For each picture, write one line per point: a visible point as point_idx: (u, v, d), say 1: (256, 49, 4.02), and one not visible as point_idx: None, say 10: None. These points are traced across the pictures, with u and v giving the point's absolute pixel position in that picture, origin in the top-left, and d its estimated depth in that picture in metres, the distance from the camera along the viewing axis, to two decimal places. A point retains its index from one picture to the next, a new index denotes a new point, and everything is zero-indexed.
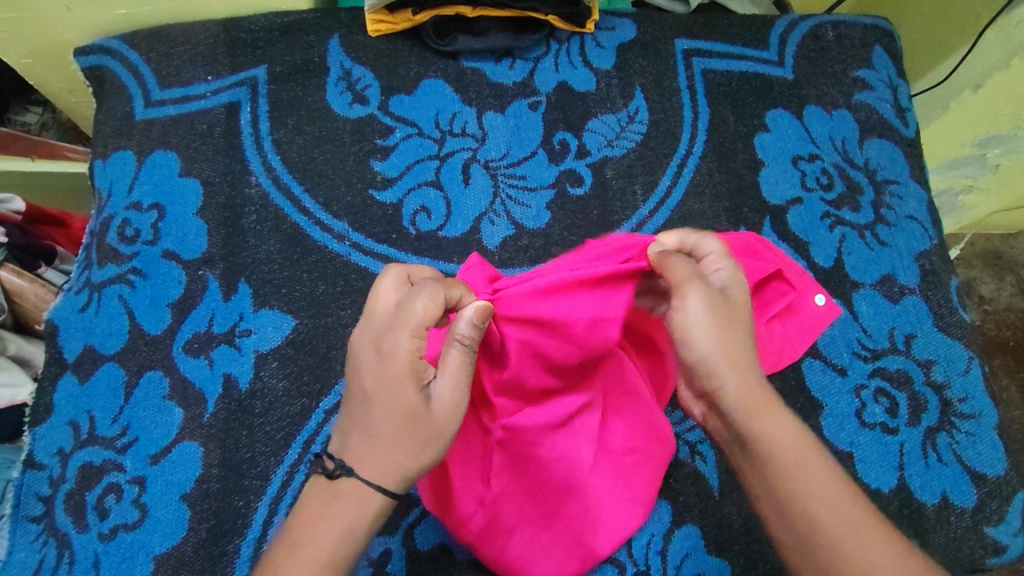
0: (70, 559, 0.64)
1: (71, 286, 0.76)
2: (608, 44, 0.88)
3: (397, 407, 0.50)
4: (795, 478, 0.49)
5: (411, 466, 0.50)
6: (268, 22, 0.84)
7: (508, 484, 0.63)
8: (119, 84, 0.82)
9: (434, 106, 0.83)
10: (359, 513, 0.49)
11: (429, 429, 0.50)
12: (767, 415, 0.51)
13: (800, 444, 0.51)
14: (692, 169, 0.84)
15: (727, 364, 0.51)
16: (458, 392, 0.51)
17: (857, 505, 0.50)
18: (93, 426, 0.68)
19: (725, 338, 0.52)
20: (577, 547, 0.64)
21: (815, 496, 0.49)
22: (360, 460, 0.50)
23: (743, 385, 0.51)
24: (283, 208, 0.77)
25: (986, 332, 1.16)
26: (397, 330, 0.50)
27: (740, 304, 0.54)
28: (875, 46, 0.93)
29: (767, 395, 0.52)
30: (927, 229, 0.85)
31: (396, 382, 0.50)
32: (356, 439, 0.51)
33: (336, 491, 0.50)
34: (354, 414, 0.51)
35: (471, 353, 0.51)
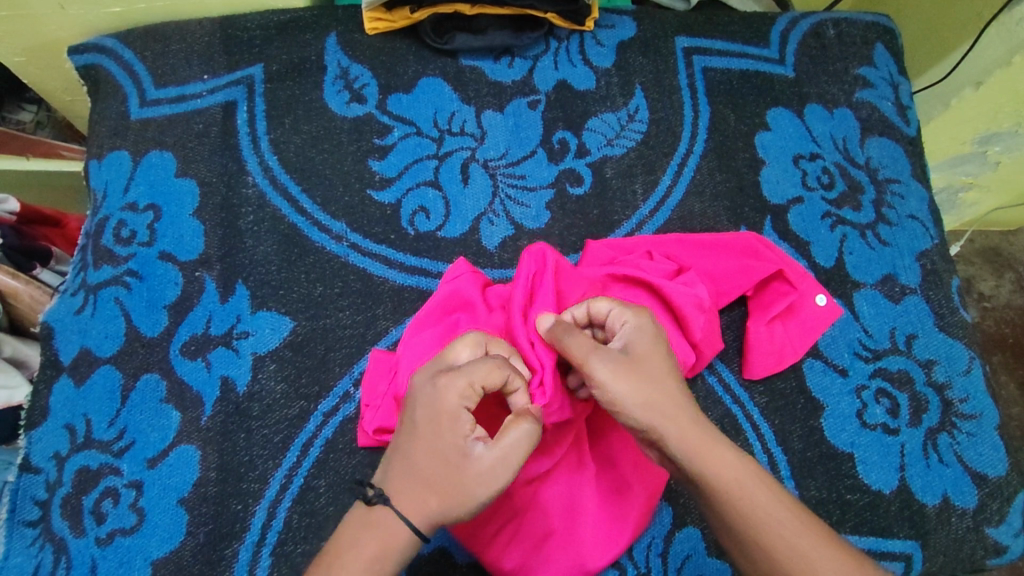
0: (67, 564, 0.64)
1: (66, 288, 0.75)
2: (607, 42, 0.88)
3: (441, 451, 0.51)
4: (750, 517, 0.51)
5: (440, 515, 0.50)
6: (264, 21, 0.83)
7: (518, 496, 0.64)
8: (113, 83, 0.81)
9: (432, 105, 0.83)
10: (388, 542, 0.50)
11: (464, 484, 0.50)
12: (712, 456, 0.52)
13: (750, 478, 0.52)
14: (692, 168, 0.83)
15: (663, 414, 0.53)
16: (501, 465, 0.51)
17: (808, 519, 0.52)
18: (89, 429, 0.68)
19: (654, 388, 0.54)
20: (577, 558, 0.63)
21: (764, 513, 0.51)
22: (396, 493, 0.51)
23: (679, 428, 0.53)
24: (280, 209, 0.77)
25: (985, 330, 1.15)
26: (457, 380, 0.51)
27: (648, 354, 0.55)
28: (876, 44, 0.92)
29: (709, 436, 0.53)
30: (928, 228, 0.85)
31: (448, 427, 0.51)
32: (396, 471, 0.52)
33: (373, 519, 0.51)
34: (399, 449, 0.52)
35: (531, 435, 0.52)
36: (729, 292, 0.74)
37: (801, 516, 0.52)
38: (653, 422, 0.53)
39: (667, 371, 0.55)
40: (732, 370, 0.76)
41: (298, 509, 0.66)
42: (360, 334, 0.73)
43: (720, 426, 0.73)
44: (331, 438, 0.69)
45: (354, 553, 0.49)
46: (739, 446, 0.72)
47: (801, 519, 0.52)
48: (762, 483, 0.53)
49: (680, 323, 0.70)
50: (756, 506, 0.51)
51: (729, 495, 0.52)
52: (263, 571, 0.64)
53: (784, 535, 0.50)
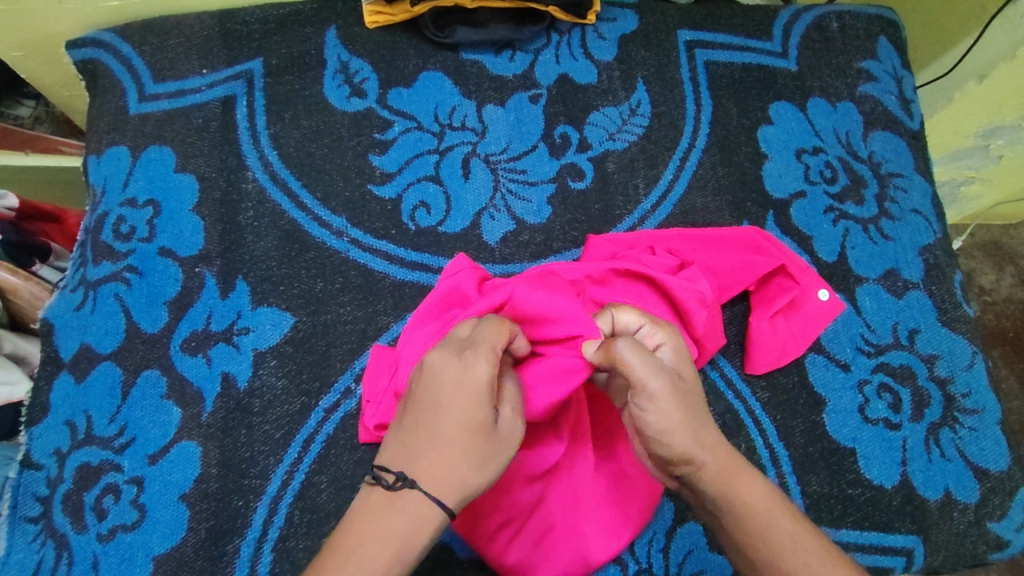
0: (69, 560, 0.64)
1: (65, 284, 0.75)
2: (609, 35, 0.87)
3: (476, 420, 0.51)
4: (771, 543, 0.52)
5: (474, 487, 0.51)
6: (263, 15, 0.83)
7: (519, 493, 0.64)
8: (112, 78, 0.80)
9: (433, 99, 0.82)
10: (416, 526, 0.48)
11: (499, 448, 0.52)
12: (741, 484, 0.53)
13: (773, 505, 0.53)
14: (694, 162, 0.83)
15: (701, 445, 0.52)
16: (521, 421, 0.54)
17: (829, 549, 0.52)
18: (90, 425, 0.67)
19: (695, 416, 0.53)
20: (581, 554, 0.63)
21: (785, 541, 0.52)
22: (428, 478, 0.49)
23: (717, 460, 0.53)
24: (280, 204, 0.76)
25: (986, 324, 1.15)
26: (480, 348, 0.53)
27: (692, 382, 0.55)
28: (879, 37, 0.92)
29: (739, 464, 0.54)
30: (931, 222, 0.84)
31: (477, 394, 0.52)
32: (427, 449, 0.50)
33: (396, 505, 0.49)
34: (426, 428, 0.51)
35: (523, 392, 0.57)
36: (731, 287, 0.73)
37: (822, 545, 0.52)
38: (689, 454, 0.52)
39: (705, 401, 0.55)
40: (735, 366, 0.75)
41: (300, 505, 0.66)
42: (360, 330, 0.73)
43: (722, 421, 0.73)
44: (332, 435, 0.68)
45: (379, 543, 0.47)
46: (740, 442, 0.72)
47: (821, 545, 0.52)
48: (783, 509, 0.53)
49: (682, 317, 0.69)
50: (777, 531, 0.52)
51: (753, 521, 0.52)
52: (265, 567, 0.64)
53: (808, 565, 0.51)
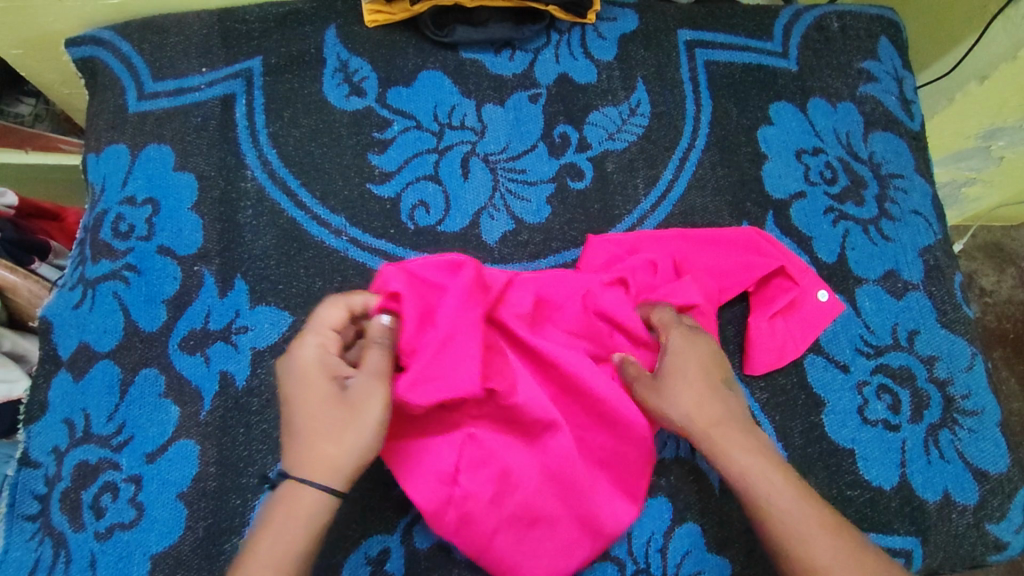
0: (67, 558, 0.64)
1: (64, 282, 0.75)
2: (609, 34, 0.87)
3: (319, 398, 0.55)
4: (758, 501, 0.56)
5: (340, 458, 0.54)
6: (262, 13, 0.83)
7: (471, 482, 0.63)
8: (111, 76, 0.80)
9: (432, 98, 0.82)
10: (295, 509, 0.52)
11: (349, 413, 0.54)
12: (727, 450, 0.58)
13: (771, 468, 0.57)
14: (694, 162, 0.83)
15: (704, 415, 0.59)
16: (371, 379, 0.56)
17: (812, 513, 0.55)
18: (88, 424, 0.67)
19: (693, 390, 0.60)
20: (561, 548, 0.64)
21: (771, 500, 0.56)
22: (297, 465, 0.54)
23: (702, 426, 0.59)
24: (279, 202, 0.76)
25: (986, 325, 1.15)
26: (305, 335, 0.58)
27: (680, 365, 0.62)
28: (880, 38, 0.91)
29: (729, 429, 0.59)
30: (932, 224, 0.84)
31: (314, 374, 0.56)
32: (291, 443, 0.55)
33: (279, 499, 0.53)
34: (286, 422, 0.56)
35: (387, 355, 0.58)
36: (731, 288, 0.73)
37: (809, 507, 0.56)
38: (691, 425, 0.59)
39: (699, 378, 0.61)
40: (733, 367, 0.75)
41: None
42: None
43: None
44: None
45: (272, 536, 0.51)
46: None
47: (805, 509, 0.55)
48: (783, 471, 0.57)
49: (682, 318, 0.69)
50: (769, 494, 0.56)
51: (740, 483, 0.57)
52: None
53: (793, 523, 0.55)
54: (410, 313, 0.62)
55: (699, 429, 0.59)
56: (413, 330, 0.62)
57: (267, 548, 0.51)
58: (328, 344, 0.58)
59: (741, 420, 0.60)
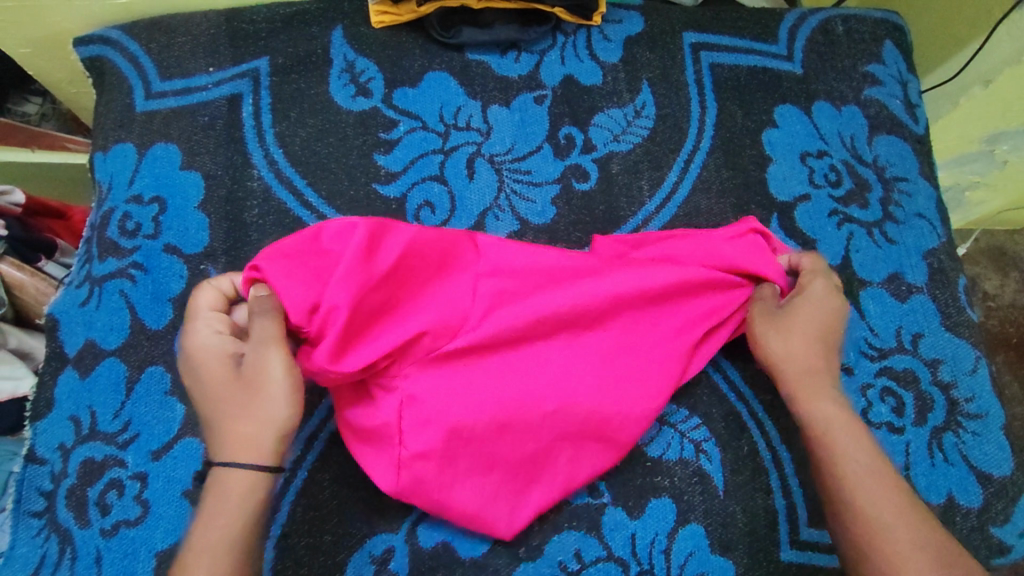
0: (72, 554, 0.64)
1: (71, 280, 0.75)
2: (614, 37, 0.87)
3: (218, 381, 0.56)
4: (830, 442, 0.62)
5: (256, 432, 0.55)
6: (269, 14, 0.83)
7: (414, 440, 0.61)
8: (118, 75, 0.80)
9: (438, 98, 0.82)
10: (226, 493, 0.54)
11: (251, 388, 0.56)
12: (816, 395, 0.64)
13: (852, 425, 0.63)
14: (698, 165, 0.83)
15: (801, 360, 0.66)
16: (257, 347, 0.56)
17: (879, 469, 0.60)
18: (94, 421, 0.68)
19: (806, 339, 0.67)
20: (522, 496, 0.65)
21: (843, 443, 0.61)
22: (218, 450, 0.55)
23: (798, 369, 0.66)
24: (285, 202, 0.77)
25: (989, 329, 1.15)
26: (190, 326, 0.59)
27: (803, 313, 0.68)
28: (885, 41, 0.92)
29: (822, 383, 0.65)
30: (936, 227, 0.84)
31: (210, 359, 0.57)
32: (209, 430, 0.57)
33: (210, 488, 0.54)
34: (201, 413, 0.58)
35: (264, 317, 0.57)
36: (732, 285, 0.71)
37: (878, 463, 0.60)
38: (789, 367, 0.66)
39: (814, 331, 0.67)
40: (738, 369, 0.75)
41: (302, 502, 0.66)
42: None
43: (725, 425, 0.72)
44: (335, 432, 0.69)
45: (206, 524, 0.53)
46: (744, 444, 0.72)
47: (874, 462, 0.60)
48: (862, 433, 0.62)
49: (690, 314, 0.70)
50: (842, 446, 0.61)
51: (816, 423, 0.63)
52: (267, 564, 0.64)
53: (858, 468, 0.60)
54: (288, 280, 0.58)
55: (794, 371, 0.66)
56: (299, 296, 0.58)
57: (200, 535, 0.52)
58: (217, 326, 0.59)
59: (834, 381, 0.66)
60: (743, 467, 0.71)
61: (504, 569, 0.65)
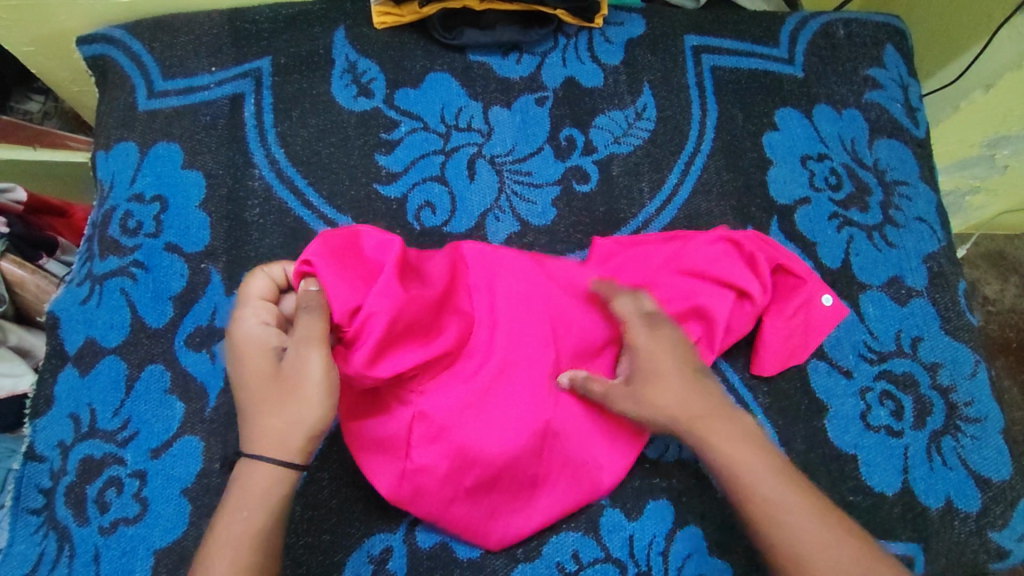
0: (71, 552, 0.64)
1: (72, 278, 0.75)
2: (616, 39, 0.87)
3: (260, 372, 0.55)
4: (740, 485, 0.56)
5: (286, 430, 0.53)
6: (272, 14, 0.83)
7: (420, 453, 0.62)
8: (121, 74, 0.81)
9: (439, 100, 0.82)
10: (252, 487, 0.53)
11: (289, 384, 0.54)
12: (714, 433, 0.57)
13: (757, 456, 0.57)
14: (699, 167, 0.83)
15: (688, 408, 0.58)
16: (299, 345, 0.54)
17: (793, 495, 0.55)
18: (93, 418, 0.68)
19: (672, 385, 0.59)
20: (522, 509, 0.66)
21: (756, 481, 0.55)
22: (249, 443, 0.54)
23: (682, 416, 0.58)
24: (286, 201, 0.77)
25: (989, 333, 1.15)
26: (240, 313, 0.59)
27: (661, 365, 0.60)
28: (886, 45, 0.92)
29: (712, 416, 0.58)
30: (936, 231, 0.84)
31: (252, 351, 0.56)
32: (244, 421, 0.55)
33: (236, 479, 0.54)
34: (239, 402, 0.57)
35: (309, 315, 0.55)
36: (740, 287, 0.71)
37: (792, 488, 0.55)
38: (675, 423, 0.59)
39: (677, 371, 0.60)
40: (738, 370, 0.75)
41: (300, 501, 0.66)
42: None
43: None
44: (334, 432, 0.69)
45: (230, 516, 0.52)
46: None
47: (789, 489, 0.55)
48: (770, 461, 0.57)
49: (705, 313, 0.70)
50: (755, 486, 0.55)
51: (720, 466, 0.57)
52: None
53: (774, 506, 0.55)
54: (338, 278, 0.57)
55: (682, 424, 0.58)
56: (346, 294, 0.57)
57: (226, 527, 0.52)
58: (263, 316, 0.58)
59: (724, 408, 0.59)
60: None
61: (502, 569, 0.65)
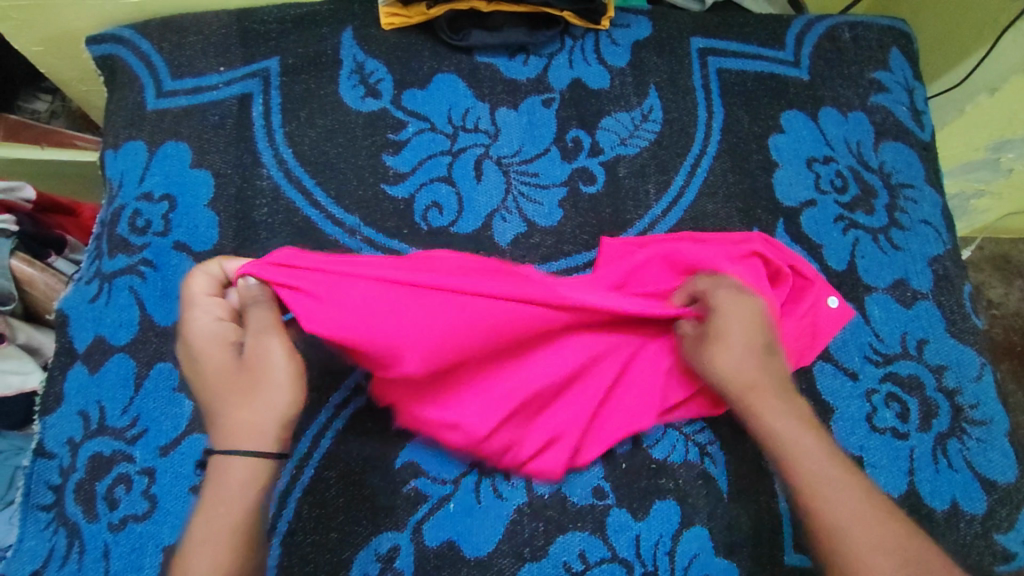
0: (80, 548, 0.64)
1: (81, 276, 0.75)
2: (622, 41, 0.88)
3: (220, 366, 0.56)
4: (788, 450, 0.58)
5: (256, 417, 0.54)
6: (281, 14, 0.84)
7: (499, 388, 0.65)
8: (130, 73, 0.81)
9: (446, 100, 0.83)
10: (229, 481, 0.53)
11: (253, 372, 0.56)
12: (766, 401, 0.60)
13: (804, 429, 0.58)
14: (705, 169, 0.83)
15: (744, 374, 0.61)
16: (257, 334, 0.57)
17: (838, 467, 0.57)
18: (103, 416, 0.68)
19: (740, 352, 0.61)
20: (584, 447, 0.68)
21: (802, 447, 0.57)
22: (218, 438, 0.54)
23: (742, 382, 0.61)
24: (294, 201, 0.77)
25: (993, 337, 1.15)
26: (188, 312, 0.60)
27: (731, 332, 0.62)
28: (891, 48, 0.92)
29: (766, 387, 0.60)
30: (941, 234, 0.85)
31: (210, 346, 0.57)
32: (210, 418, 0.56)
33: (211, 477, 0.53)
34: (201, 401, 0.57)
35: (264, 308, 0.58)
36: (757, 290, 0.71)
37: (835, 459, 0.57)
38: (739, 386, 0.61)
39: (754, 341, 0.62)
40: None
41: (308, 499, 0.66)
42: None
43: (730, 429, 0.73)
44: (343, 431, 0.69)
45: (210, 511, 0.52)
46: (748, 448, 0.72)
47: (835, 461, 0.57)
48: (815, 433, 0.59)
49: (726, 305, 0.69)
50: (802, 453, 0.57)
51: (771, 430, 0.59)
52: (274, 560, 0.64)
53: (819, 472, 0.56)
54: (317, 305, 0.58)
55: (738, 388, 0.61)
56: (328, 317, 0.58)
57: (206, 524, 0.51)
58: (216, 313, 0.60)
59: (779, 383, 0.61)
60: (747, 470, 0.71)
61: (509, 569, 0.65)
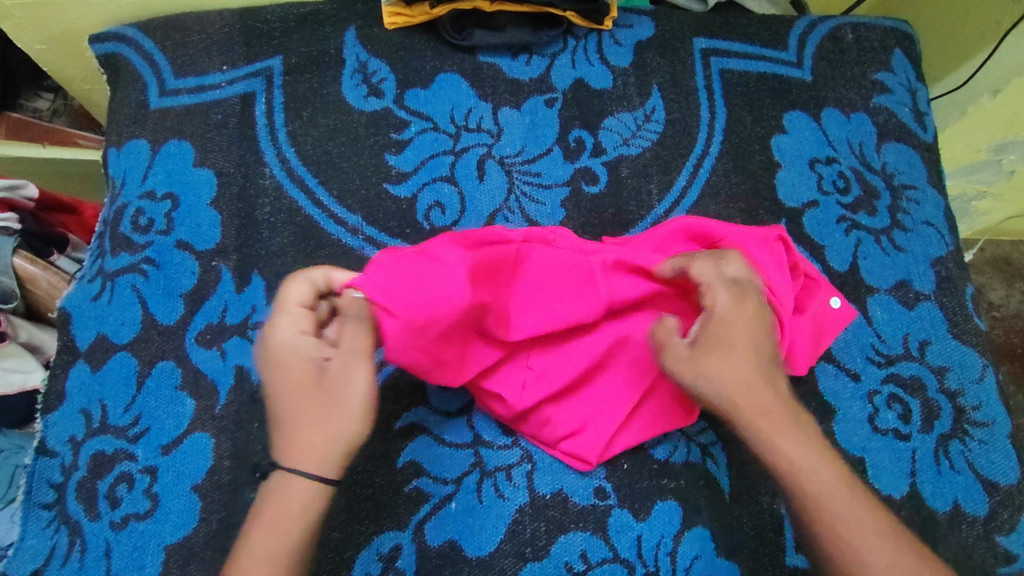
0: (81, 547, 0.64)
1: (83, 275, 0.75)
2: (626, 41, 0.88)
3: (301, 382, 0.54)
4: (804, 486, 0.54)
5: (326, 445, 0.53)
6: (284, 13, 0.84)
7: (540, 363, 0.67)
8: (133, 72, 0.81)
9: (449, 100, 0.83)
10: (289, 502, 0.52)
11: (335, 397, 0.54)
12: (781, 434, 0.55)
13: (824, 465, 0.55)
14: (707, 169, 0.83)
15: (742, 388, 0.56)
16: (351, 357, 0.55)
17: (853, 498, 0.54)
18: (105, 415, 0.68)
19: (738, 365, 0.56)
20: (626, 425, 0.69)
21: (819, 485, 0.54)
22: (284, 454, 0.53)
23: (748, 411, 0.56)
24: (296, 200, 0.77)
25: (994, 339, 1.15)
26: (275, 316, 0.56)
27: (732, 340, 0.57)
28: (894, 50, 0.92)
29: (778, 417, 0.56)
30: (944, 235, 0.85)
31: (293, 361, 0.55)
32: (277, 431, 0.54)
33: (269, 494, 0.53)
34: (270, 412, 0.55)
35: (362, 330, 0.56)
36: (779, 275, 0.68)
37: (848, 488, 0.55)
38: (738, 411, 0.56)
39: (747, 350, 0.57)
40: None
41: None
42: None
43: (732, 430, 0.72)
44: None
45: (266, 529, 0.52)
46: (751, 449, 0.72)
47: (851, 494, 0.54)
48: (830, 463, 0.55)
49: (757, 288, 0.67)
50: (818, 490, 0.54)
51: (778, 463, 0.55)
52: None
53: (837, 509, 0.53)
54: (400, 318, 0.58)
55: (734, 408, 0.56)
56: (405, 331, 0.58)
57: (263, 543, 0.51)
58: (302, 324, 0.56)
59: (790, 408, 0.56)
60: (749, 471, 0.71)
61: (511, 569, 0.65)
